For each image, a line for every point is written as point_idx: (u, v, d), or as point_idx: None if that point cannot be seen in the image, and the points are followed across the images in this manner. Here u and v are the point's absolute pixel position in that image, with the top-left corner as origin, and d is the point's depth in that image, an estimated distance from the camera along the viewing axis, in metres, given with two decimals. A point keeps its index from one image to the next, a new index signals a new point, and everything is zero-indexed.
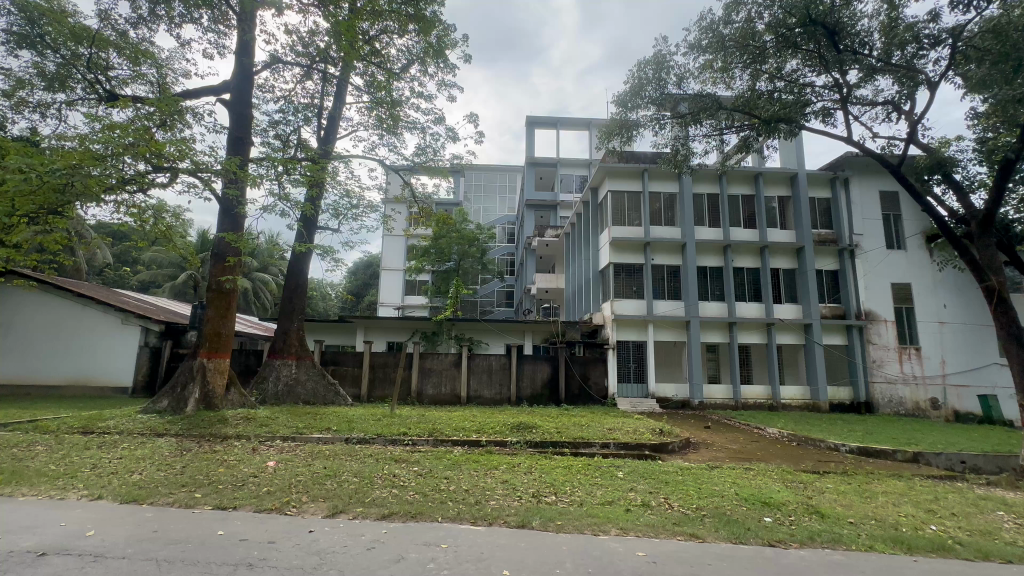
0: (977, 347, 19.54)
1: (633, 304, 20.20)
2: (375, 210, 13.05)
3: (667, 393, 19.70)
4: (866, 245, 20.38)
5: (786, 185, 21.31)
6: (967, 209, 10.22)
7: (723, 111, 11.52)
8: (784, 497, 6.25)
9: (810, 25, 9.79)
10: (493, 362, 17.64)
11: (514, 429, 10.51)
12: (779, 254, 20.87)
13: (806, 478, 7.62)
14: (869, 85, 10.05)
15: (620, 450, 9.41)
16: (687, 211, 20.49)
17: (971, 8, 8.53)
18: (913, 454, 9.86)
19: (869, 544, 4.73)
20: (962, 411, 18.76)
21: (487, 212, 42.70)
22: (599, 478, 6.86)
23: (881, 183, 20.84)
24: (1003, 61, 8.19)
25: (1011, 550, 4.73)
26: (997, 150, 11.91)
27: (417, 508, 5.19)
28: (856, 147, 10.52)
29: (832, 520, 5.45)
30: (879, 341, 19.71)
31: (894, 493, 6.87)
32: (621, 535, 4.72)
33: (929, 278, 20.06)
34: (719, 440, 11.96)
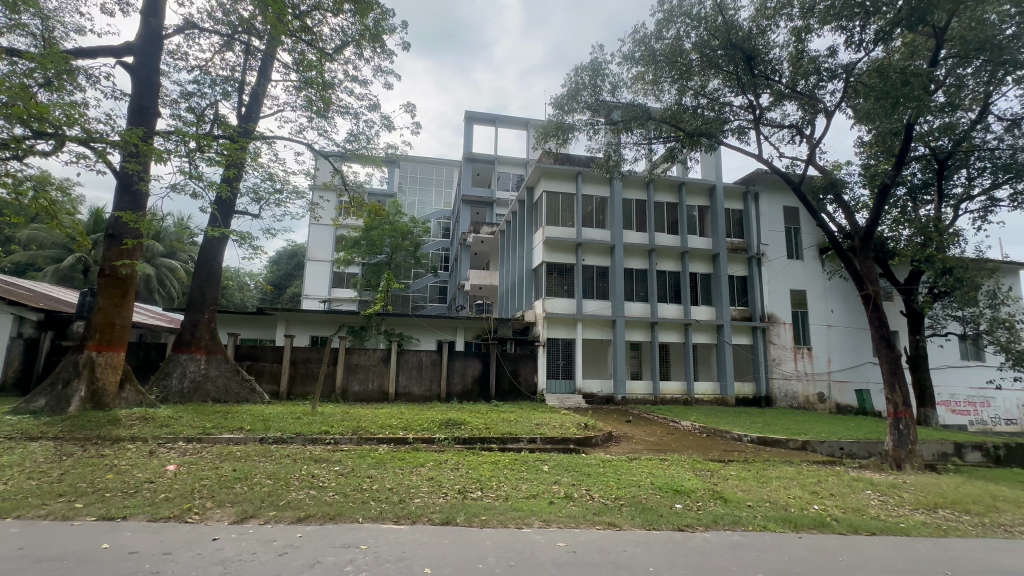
0: (856, 347, 22.30)
1: (564, 303, 20.78)
2: (302, 197, 12.30)
3: (593, 389, 20.46)
4: (772, 254, 22.45)
5: (706, 195, 22.91)
6: (852, 226, 11.55)
7: (653, 121, 12.13)
8: (693, 484, 6.75)
9: (730, 48, 10.67)
10: (423, 358, 17.33)
11: (442, 426, 10.41)
12: (697, 259, 22.37)
13: (713, 467, 8.29)
14: (778, 109, 11.06)
15: (546, 445, 9.65)
16: (617, 215, 21.37)
17: (862, 48, 9.65)
18: (804, 442, 11.07)
19: (763, 524, 5.24)
20: (842, 403, 21.33)
21: (422, 205, 41.79)
22: (525, 473, 6.99)
23: (786, 199, 23.04)
24: (884, 98, 9.16)
25: (875, 524, 5.46)
26: (877, 176, 13.63)
27: (336, 509, 4.97)
28: (765, 165, 11.52)
29: (734, 504, 5.96)
30: (778, 341, 21.83)
31: (785, 478, 7.64)
32: (543, 527, 4.84)
33: (820, 286, 22.52)
34: (638, 433, 12.64)
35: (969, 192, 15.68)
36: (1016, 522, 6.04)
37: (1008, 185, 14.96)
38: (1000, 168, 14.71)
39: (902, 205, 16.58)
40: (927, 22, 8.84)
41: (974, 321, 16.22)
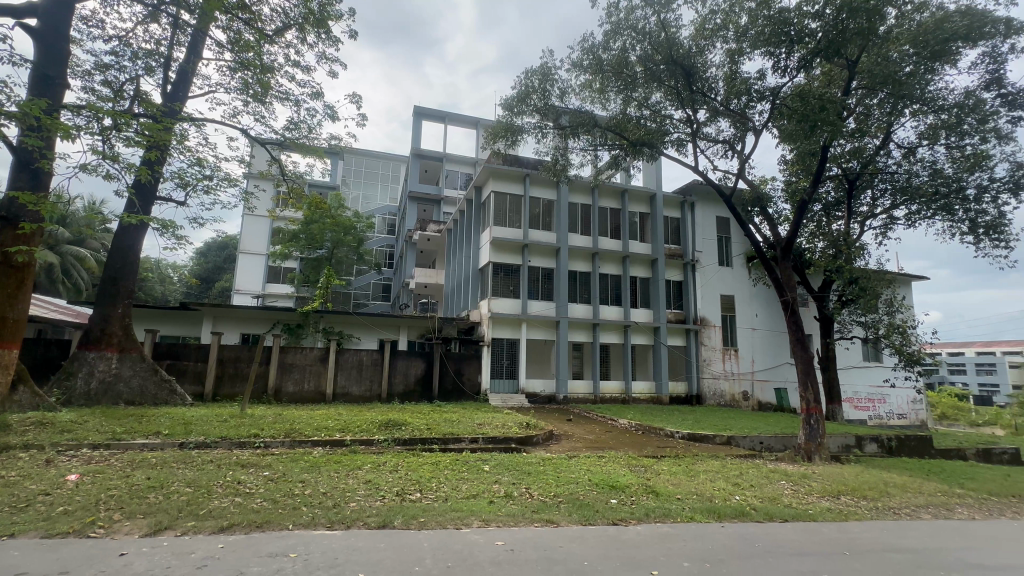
0: (776, 349, 24.16)
1: (509, 304, 20.92)
2: (235, 185, 11.52)
3: (535, 388, 20.74)
4: (705, 261, 23.82)
5: (646, 203, 23.94)
6: (775, 237, 12.50)
7: (599, 129, 12.55)
8: (628, 479, 7.03)
9: (672, 64, 11.20)
10: (363, 357, 16.80)
11: (382, 427, 10.17)
12: (637, 264, 23.30)
13: (646, 462, 8.68)
14: (713, 124, 11.76)
15: (488, 445, 9.68)
16: (563, 218, 21.81)
17: (787, 74, 10.48)
18: (728, 437, 11.84)
19: (690, 515, 5.56)
20: (763, 400, 23.03)
21: (367, 199, 40.49)
22: (465, 473, 6.96)
23: (718, 210, 24.55)
24: (805, 120, 9.98)
25: (787, 512, 5.95)
26: (798, 191, 14.87)
27: (264, 516, 4.71)
28: (700, 176, 12.18)
29: (664, 497, 6.28)
30: (708, 343, 23.20)
31: (712, 471, 8.14)
32: (482, 526, 4.84)
33: (746, 291, 24.18)
34: (578, 431, 12.97)
35: (873, 210, 17.45)
36: (902, 505, 6.81)
37: (904, 206, 16.79)
38: (897, 190, 16.49)
39: (817, 220, 18.16)
40: (841, 54, 9.75)
41: (874, 326, 18.06)
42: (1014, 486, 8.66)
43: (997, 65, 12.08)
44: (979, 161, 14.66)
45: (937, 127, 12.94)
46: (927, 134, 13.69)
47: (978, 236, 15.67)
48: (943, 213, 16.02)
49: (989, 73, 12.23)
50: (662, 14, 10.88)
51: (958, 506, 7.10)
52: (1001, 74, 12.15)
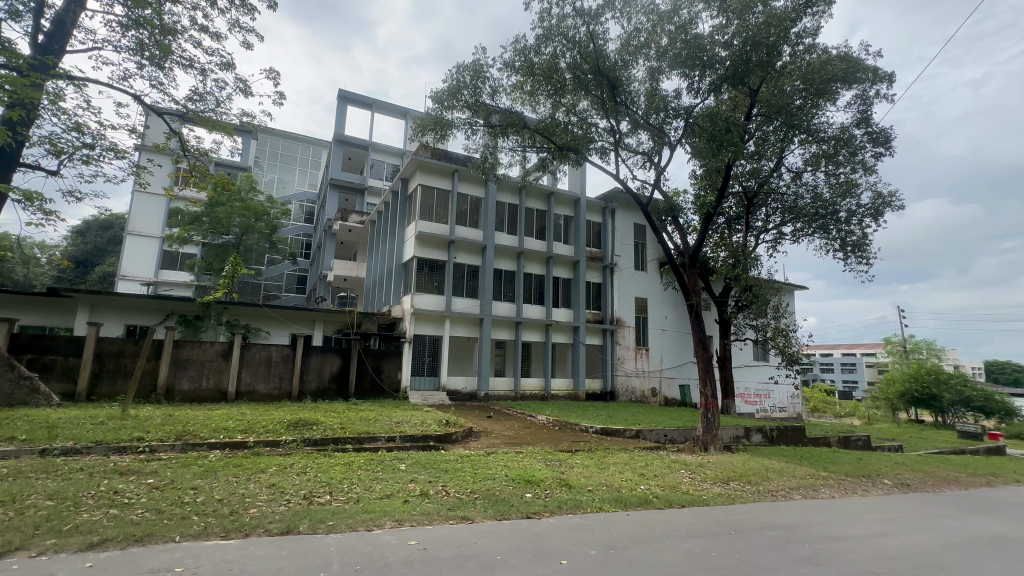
0: (682, 349, 26.18)
1: (433, 299, 20.63)
2: (123, 157, 10.18)
3: (457, 385, 20.65)
4: (622, 265, 25.15)
5: (571, 206, 24.75)
6: (685, 245, 13.48)
7: (528, 130, 12.79)
8: (543, 474, 7.24)
9: (599, 74, 11.67)
10: (273, 353, 15.67)
11: (291, 426, 9.56)
12: (560, 265, 24.04)
13: (562, 456, 8.99)
14: (634, 136, 12.43)
15: (405, 443, 9.49)
16: (490, 216, 21.87)
17: (699, 96, 11.35)
18: (637, 431, 12.62)
19: (599, 506, 5.85)
20: (670, 396, 24.87)
21: (282, 183, 37.61)
22: (380, 473, 6.75)
23: (636, 217, 26.04)
24: (713, 140, 10.87)
25: (684, 498, 6.49)
26: (705, 204, 16.19)
27: (146, 528, 4.22)
28: (620, 184, 12.81)
29: (576, 489, 6.55)
30: (623, 342, 24.54)
31: (621, 463, 8.63)
32: (395, 527, 4.73)
33: (658, 294, 25.92)
34: (497, 428, 13.13)
35: (766, 226, 19.45)
36: (778, 488, 7.70)
37: (790, 223, 18.91)
38: (786, 210, 18.51)
39: (721, 231, 19.89)
40: (745, 82, 10.75)
41: (763, 330, 20.19)
42: (866, 467, 10.15)
43: (865, 107, 14.02)
44: (850, 188, 16.94)
45: (818, 155, 14.74)
46: (811, 162, 15.54)
47: (847, 253, 18.08)
48: (821, 232, 18.29)
49: (860, 112, 14.14)
50: (591, 25, 11.30)
51: (822, 487, 8.19)
52: (868, 114, 14.12)
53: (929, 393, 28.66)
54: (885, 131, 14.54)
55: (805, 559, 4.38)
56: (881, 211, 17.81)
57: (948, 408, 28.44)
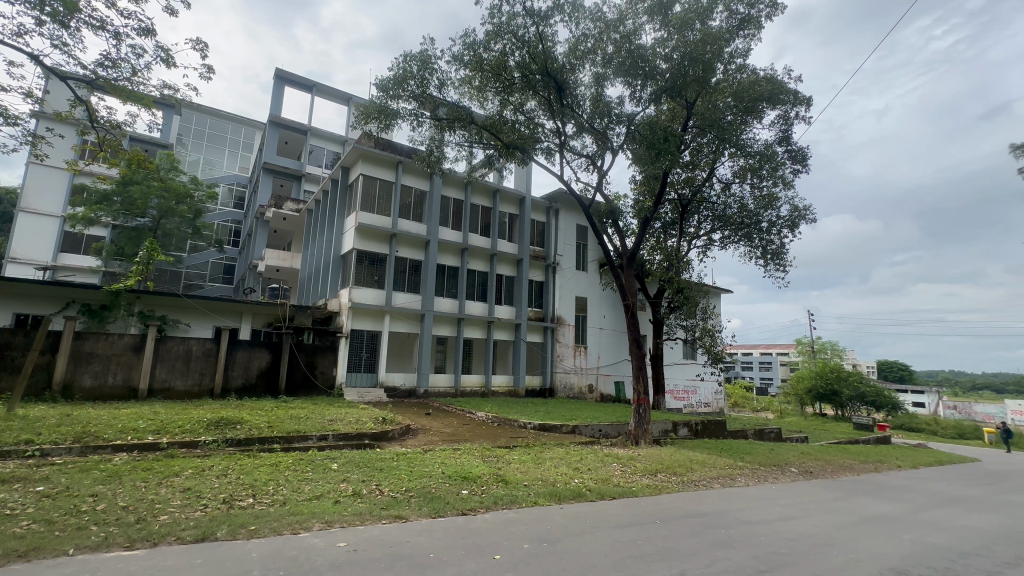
0: (618, 347, 27.20)
1: (372, 294, 20.00)
2: (15, 124, 8.93)
3: (395, 382, 20.19)
4: (564, 264, 25.71)
5: (516, 205, 24.91)
6: (623, 248, 14.00)
7: (474, 126, 12.75)
8: (481, 470, 7.25)
9: (546, 75, 11.79)
10: (193, 347, 14.54)
11: (211, 426, 8.91)
12: (503, 263, 24.14)
13: (499, 453, 9.06)
14: (578, 139, 12.72)
15: (338, 442, 9.15)
16: (434, 210, 21.52)
17: (640, 104, 11.82)
18: (573, 426, 12.99)
19: (534, 500, 5.96)
20: (605, 392, 25.77)
21: (208, 164, 34.79)
22: (310, 473, 6.46)
23: (578, 218, 26.69)
24: (652, 147, 11.37)
25: (615, 490, 6.76)
26: (644, 208, 16.90)
27: (32, 542, 3.76)
28: (564, 185, 13.07)
29: (512, 484, 6.63)
30: (562, 340, 25.10)
31: (556, 458, 8.83)
32: (324, 528, 4.55)
33: (597, 294, 26.75)
34: (435, 425, 12.99)
35: (697, 232, 20.63)
36: (700, 478, 8.21)
37: (719, 231, 20.18)
38: (716, 218, 19.75)
39: (657, 235, 20.84)
40: (682, 94, 11.32)
41: (692, 330, 21.45)
42: (776, 457, 11.09)
43: (787, 126, 15.23)
44: (771, 201, 18.35)
45: (745, 169, 15.84)
46: (739, 174, 16.66)
47: (767, 260, 19.58)
48: (746, 240, 19.67)
49: (782, 131, 15.35)
50: (540, 26, 11.41)
51: (739, 476, 8.87)
52: (789, 133, 15.36)
53: (831, 388, 31.85)
54: (802, 150, 15.89)
55: (721, 543, 4.72)
56: (797, 223, 19.46)
57: (846, 402, 31.69)
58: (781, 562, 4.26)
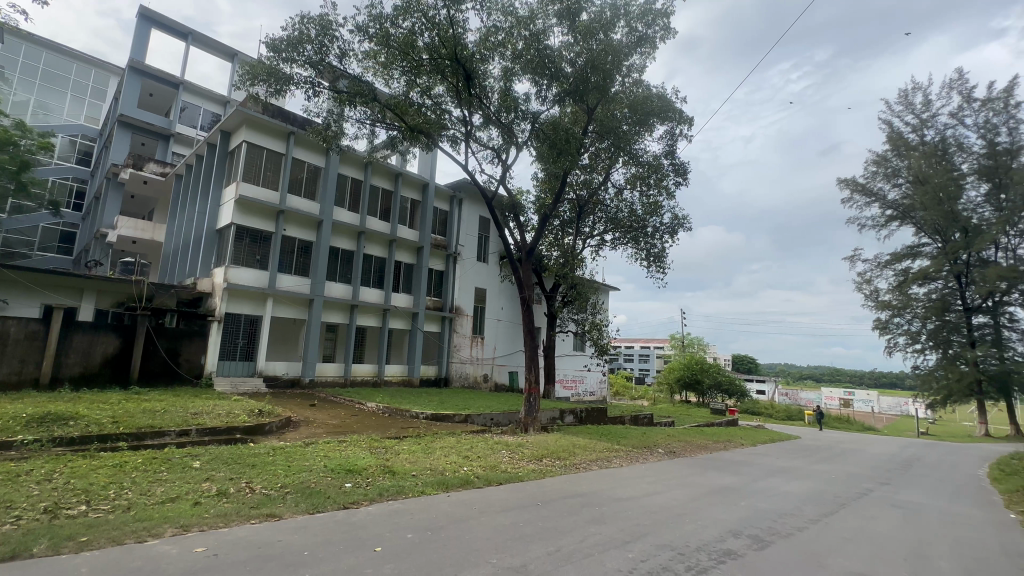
0: (514, 338, 27.94)
1: (252, 274, 18.14)
2: None
3: (277, 371, 18.62)
4: (465, 255, 25.67)
5: (419, 190, 24.24)
6: (523, 242, 14.38)
7: (378, 104, 12.16)
8: (366, 462, 7.00)
9: (455, 61, 11.57)
10: (10, 329, 12.08)
11: (34, 422, 7.43)
12: (402, 249, 23.38)
13: (388, 443, 8.82)
14: (484, 131, 12.74)
15: (203, 437, 8.20)
16: (329, 189, 20.09)
17: (545, 104, 12.18)
18: (466, 415, 13.13)
19: (421, 489, 5.92)
20: (499, 382, 26.37)
21: (42, 107, 28.60)
22: (165, 473, 5.71)
23: (482, 210, 26.77)
24: (555, 147, 11.84)
25: (502, 476, 6.97)
26: (544, 204, 17.48)
27: None
28: (468, 175, 13.01)
29: (399, 475, 6.51)
30: (460, 331, 25.09)
31: (447, 447, 8.85)
32: (180, 534, 4.06)
33: (496, 286, 27.14)
34: (320, 416, 12.25)
35: (591, 233, 21.91)
36: (581, 461, 8.83)
37: (610, 233, 21.69)
38: (609, 220, 21.33)
39: (555, 233, 21.71)
40: (584, 99, 11.88)
41: (583, 323, 22.84)
42: (648, 440, 12.31)
43: (672, 142, 16.78)
44: (656, 209, 20.15)
45: (636, 177, 17.19)
46: (631, 182, 18.03)
47: (650, 262, 21.45)
48: (633, 243, 21.36)
49: (669, 146, 16.89)
50: (452, 10, 11.17)
51: (614, 457, 9.69)
52: (674, 148, 16.94)
53: (695, 378, 36.20)
54: (684, 165, 17.64)
55: (593, 519, 5.14)
56: (676, 230, 21.57)
57: (706, 390, 36.26)
58: (644, 532, 4.75)
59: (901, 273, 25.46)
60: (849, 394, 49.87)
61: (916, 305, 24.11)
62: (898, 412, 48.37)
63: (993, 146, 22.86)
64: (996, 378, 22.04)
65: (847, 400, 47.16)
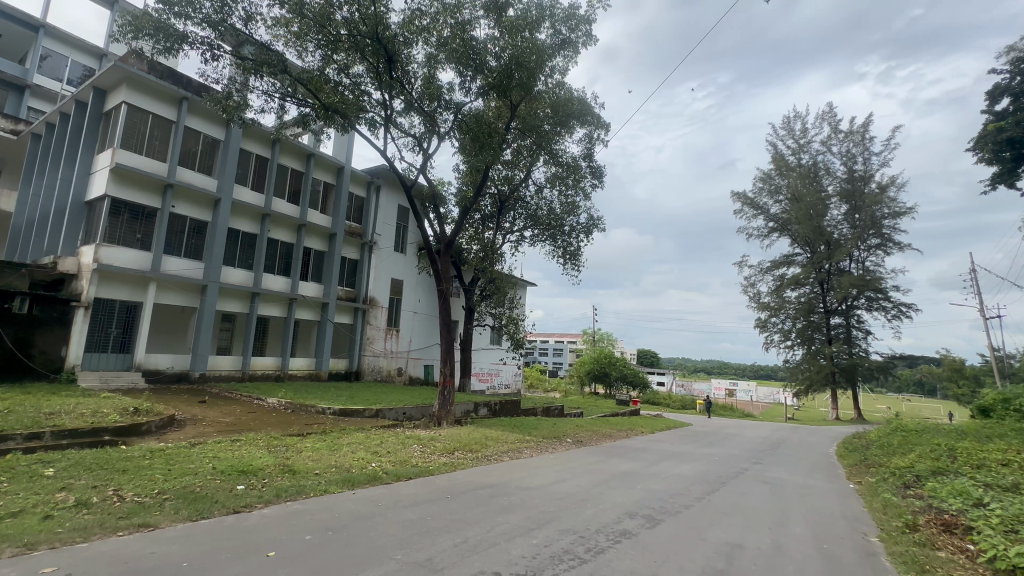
0: (430, 331, 27.47)
1: (131, 255, 15.98)
2: None
3: (160, 364, 16.62)
4: (382, 244, 24.69)
5: (333, 173, 22.85)
6: (442, 234, 14.17)
7: (288, 76, 11.24)
8: (263, 461, 6.51)
9: (375, 41, 11.02)
10: None
11: None
12: (313, 235, 21.94)
13: (289, 442, 8.25)
14: (405, 117, 12.32)
15: (59, 441, 7.08)
16: (228, 164, 18.23)
17: (469, 95, 12.05)
18: (377, 410, 12.69)
19: (324, 488, 5.63)
20: (414, 375, 25.84)
21: None
22: (6, 484, 4.84)
23: (401, 199, 25.90)
24: (478, 141, 11.81)
25: (412, 471, 6.84)
26: (465, 197, 17.38)
27: None
28: (386, 161, 12.49)
29: (300, 474, 6.13)
30: (374, 323, 24.16)
31: (354, 443, 8.48)
32: (22, 554, 3.46)
33: (413, 278, 26.46)
34: (210, 414, 11.13)
35: (512, 228, 22.16)
36: (492, 453, 8.96)
37: (529, 229, 22.11)
38: (528, 217, 21.58)
39: (475, 226, 21.65)
40: (508, 94, 11.93)
41: (499, 317, 23.08)
42: (557, 431, 12.81)
43: (590, 145, 17.48)
44: (573, 209, 20.94)
45: (556, 176, 17.69)
46: (551, 181, 18.52)
47: (566, 260, 22.20)
48: (551, 240, 21.98)
49: (587, 149, 17.57)
50: None
51: (525, 448, 9.96)
52: (592, 152, 17.65)
53: (604, 370, 38.31)
54: (600, 168, 18.43)
55: (501, 509, 5.24)
56: (591, 230, 22.54)
57: (613, 382, 38.56)
58: (548, 519, 4.93)
59: (778, 278, 28.93)
60: (733, 385, 55.87)
61: (789, 307, 27.53)
62: (772, 401, 55.12)
63: (852, 172, 26.80)
64: (845, 370, 25.96)
65: (732, 390, 52.84)
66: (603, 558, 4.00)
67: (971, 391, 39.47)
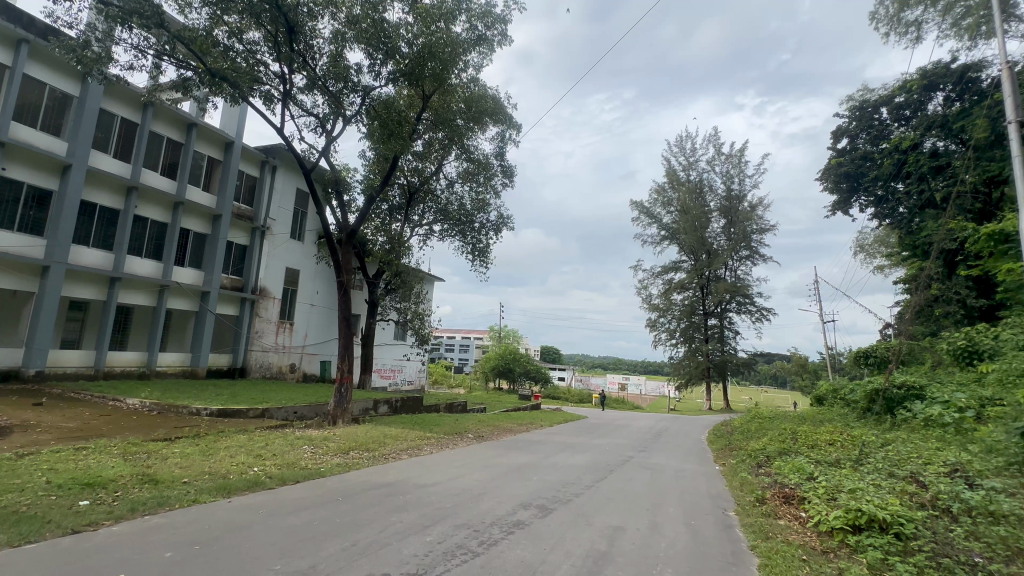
0: (328, 325, 25.90)
1: None
2: None
3: None
4: (276, 229, 22.71)
5: (220, 148, 20.49)
6: (344, 223, 13.41)
7: (165, 32, 9.82)
8: (116, 471, 5.64)
9: (275, 8, 10.07)
10: None
11: None
12: (192, 215, 19.49)
13: (153, 447, 7.25)
14: (307, 94, 11.45)
15: None
16: (83, 125, 15.51)
17: (379, 79, 11.51)
18: (262, 410, 11.67)
19: (193, 498, 5.04)
20: (308, 372, 24.22)
21: None
22: None
23: (300, 182, 24.01)
24: (387, 128, 11.36)
25: (299, 474, 6.38)
26: (371, 185, 16.62)
27: None
28: (283, 140, 11.50)
29: (164, 484, 5.41)
30: (264, 315, 22.18)
31: (234, 447, 7.71)
32: None
33: (311, 268, 24.71)
34: (47, 419, 9.39)
35: (420, 221, 21.66)
36: (390, 452, 8.69)
37: (439, 224, 21.79)
38: (438, 211, 21.24)
39: (382, 217, 20.79)
40: (420, 83, 11.60)
41: (404, 312, 22.43)
42: (459, 427, 12.82)
43: (502, 144, 17.66)
44: (483, 206, 21.03)
45: (468, 172, 17.60)
46: (462, 176, 18.39)
47: (474, 256, 22.24)
48: (460, 235, 21.87)
49: (498, 147, 17.73)
50: None
51: (425, 446, 9.80)
52: (503, 150, 17.86)
53: (509, 366, 39.14)
54: (511, 168, 18.71)
55: (396, 508, 5.11)
56: (500, 228, 22.83)
57: (517, 377, 39.54)
58: (444, 515, 4.91)
59: (667, 282, 31.77)
60: (625, 380, 60.26)
61: (675, 308, 30.35)
62: (658, 394, 60.47)
63: (730, 191, 30.26)
64: (718, 365, 29.27)
65: (624, 385, 56.96)
66: (495, 550, 4.08)
67: (811, 383, 46.83)
